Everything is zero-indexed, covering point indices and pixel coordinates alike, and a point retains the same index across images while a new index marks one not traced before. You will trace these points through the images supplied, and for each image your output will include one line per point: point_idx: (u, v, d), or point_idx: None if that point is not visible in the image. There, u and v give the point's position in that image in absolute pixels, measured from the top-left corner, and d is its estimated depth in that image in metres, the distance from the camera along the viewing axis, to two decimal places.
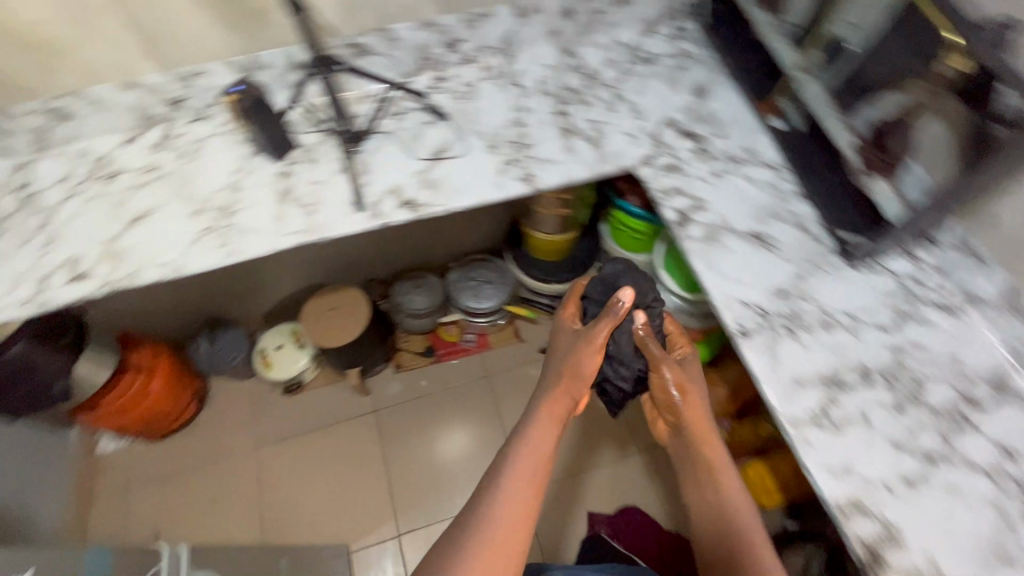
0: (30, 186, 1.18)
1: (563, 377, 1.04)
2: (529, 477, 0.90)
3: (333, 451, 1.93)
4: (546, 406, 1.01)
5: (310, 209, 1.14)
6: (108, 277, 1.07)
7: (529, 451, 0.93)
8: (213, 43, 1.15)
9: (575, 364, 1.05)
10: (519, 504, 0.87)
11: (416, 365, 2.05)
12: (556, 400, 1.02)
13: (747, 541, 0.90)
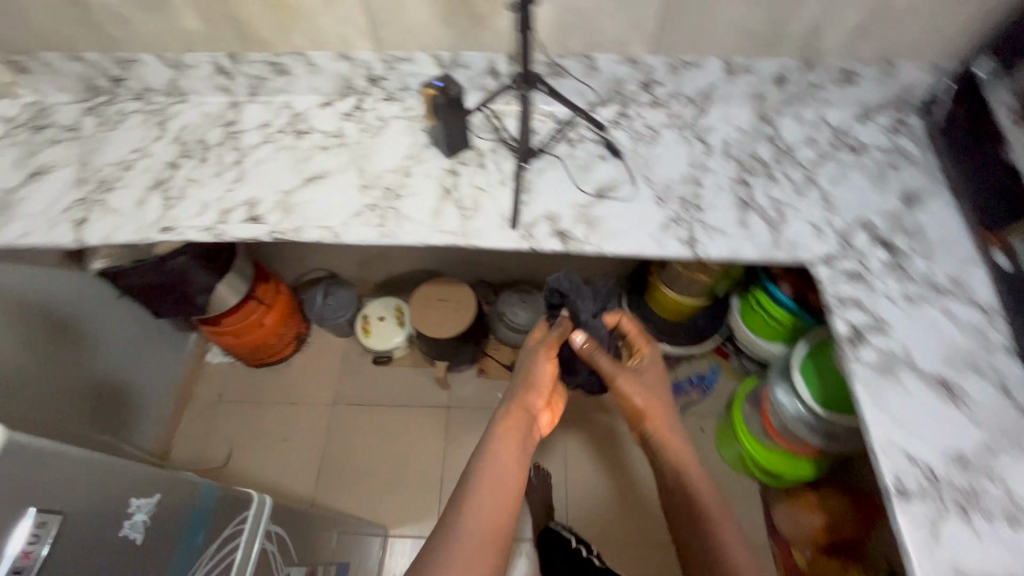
0: (237, 124, 1.31)
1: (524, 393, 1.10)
2: (497, 487, 0.92)
3: (387, 430, 1.99)
4: (509, 419, 1.05)
5: (467, 213, 1.16)
6: (277, 225, 1.14)
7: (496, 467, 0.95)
8: (428, 36, 1.17)
9: (534, 382, 1.13)
10: (490, 515, 0.89)
11: (498, 376, 2.02)
12: (517, 413, 1.06)
13: (716, 531, 0.98)
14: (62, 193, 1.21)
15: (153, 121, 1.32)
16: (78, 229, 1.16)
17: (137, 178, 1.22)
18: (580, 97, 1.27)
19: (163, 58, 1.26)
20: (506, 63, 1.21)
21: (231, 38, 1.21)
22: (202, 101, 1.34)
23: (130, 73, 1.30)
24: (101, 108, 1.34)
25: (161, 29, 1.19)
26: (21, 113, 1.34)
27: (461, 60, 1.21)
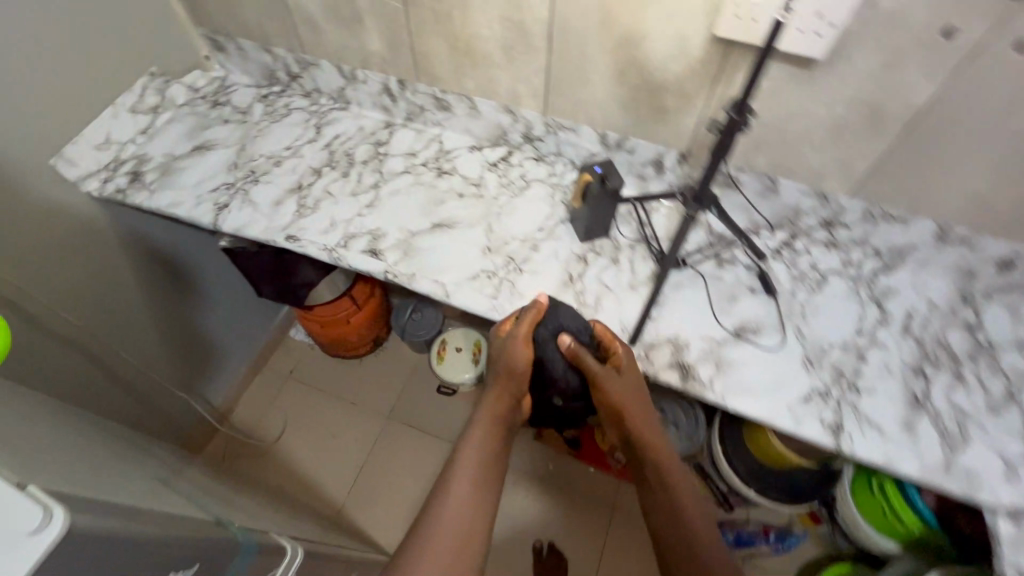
0: (386, 145, 1.30)
1: (498, 380, 0.98)
2: (477, 476, 0.91)
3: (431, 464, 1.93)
4: (486, 413, 0.96)
5: (585, 310, 1.06)
6: (394, 265, 1.11)
7: (474, 460, 0.92)
8: (603, 114, 1.08)
9: (506, 375, 0.97)
10: (467, 504, 0.88)
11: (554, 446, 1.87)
12: (493, 403, 0.97)
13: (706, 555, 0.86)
14: (216, 174, 1.26)
15: (312, 122, 1.35)
16: (217, 214, 1.19)
17: (282, 177, 1.25)
18: (744, 213, 1.13)
19: (340, 68, 1.28)
20: (673, 159, 1.11)
21: (406, 67, 1.20)
22: (361, 114, 1.36)
23: (307, 73, 1.35)
24: (273, 98, 1.40)
25: (347, 44, 1.21)
26: (206, 86, 1.43)
27: (627, 144, 1.12)
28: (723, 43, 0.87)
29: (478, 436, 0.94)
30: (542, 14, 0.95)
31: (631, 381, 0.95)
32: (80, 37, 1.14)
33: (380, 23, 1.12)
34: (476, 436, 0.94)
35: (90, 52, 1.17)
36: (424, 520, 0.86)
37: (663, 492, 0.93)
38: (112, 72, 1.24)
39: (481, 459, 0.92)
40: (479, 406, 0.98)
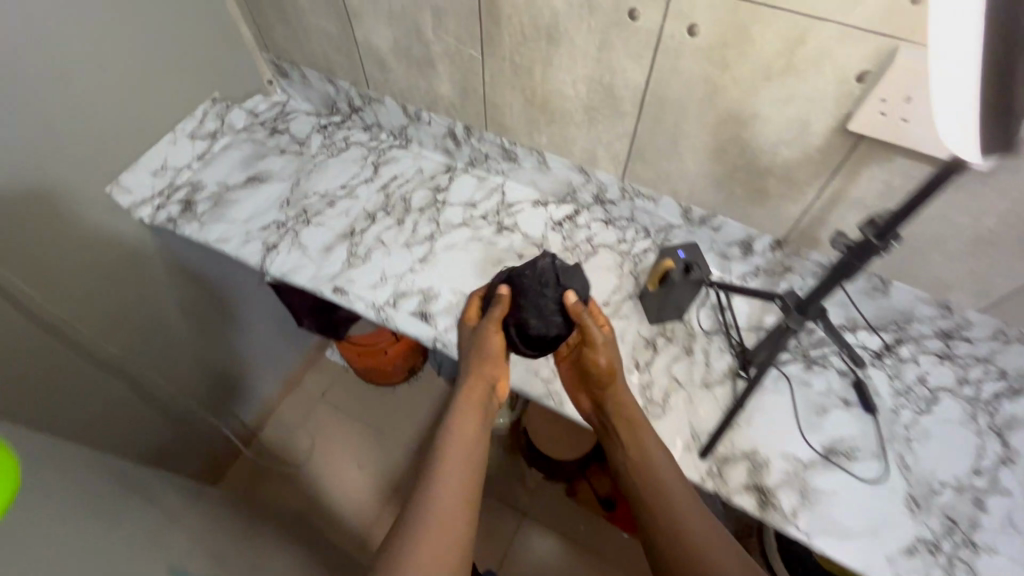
0: (445, 193, 1.22)
1: (474, 360, 0.86)
2: (465, 471, 0.77)
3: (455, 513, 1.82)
4: (467, 399, 0.85)
5: (651, 408, 0.94)
6: (445, 332, 1.02)
7: (460, 450, 0.79)
8: (690, 187, 0.97)
9: (480, 349, 0.85)
10: (461, 502, 0.75)
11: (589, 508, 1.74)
12: (472, 393, 0.85)
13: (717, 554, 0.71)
14: (268, 210, 1.21)
15: (370, 160, 1.28)
16: (266, 256, 1.14)
17: (335, 221, 1.18)
18: (839, 310, 1.01)
19: (404, 108, 1.21)
20: (766, 244, 0.99)
21: (475, 115, 1.11)
22: (421, 154, 1.28)
23: (369, 108, 1.28)
24: (331, 129, 1.34)
25: (415, 86, 1.13)
26: (266, 111, 1.39)
27: (713, 222, 1.00)
28: (851, 135, 0.74)
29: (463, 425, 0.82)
30: (635, 80, 0.85)
31: (614, 348, 0.86)
32: (143, 64, 1.11)
33: (452, 69, 1.04)
34: (461, 426, 0.82)
35: (151, 78, 1.14)
36: (399, 546, 0.69)
37: (648, 474, 0.81)
38: (171, 99, 1.20)
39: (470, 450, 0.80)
40: (457, 393, 0.86)
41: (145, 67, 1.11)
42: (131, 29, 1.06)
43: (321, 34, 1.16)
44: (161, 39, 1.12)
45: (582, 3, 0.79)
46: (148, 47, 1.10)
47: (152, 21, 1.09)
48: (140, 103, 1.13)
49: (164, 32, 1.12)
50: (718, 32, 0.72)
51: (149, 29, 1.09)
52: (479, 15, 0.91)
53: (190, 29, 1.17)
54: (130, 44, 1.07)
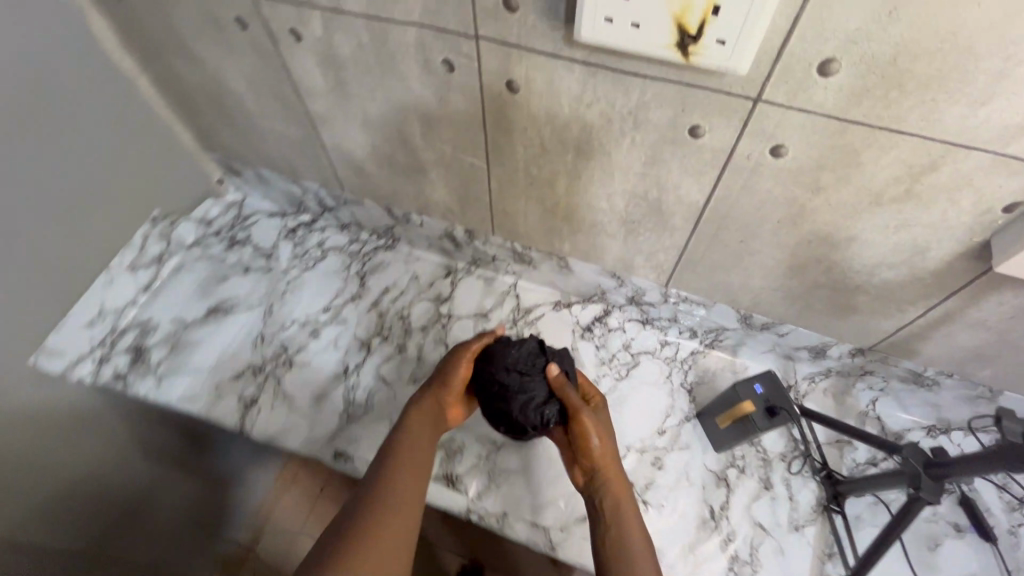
0: (449, 303, 1.04)
1: (441, 378, 0.78)
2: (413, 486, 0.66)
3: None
4: (418, 414, 0.75)
5: (738, 568, 0.79)
6: (479, 498, 0.85)
7: (413, 465, 0.68)
8: (753, 297, 0.81)
9: (446, 373, 0.78)
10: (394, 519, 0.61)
11: None
12: (425, 409, 0.75)
13: None
14: (239, 351, 1.00)
15: (354, 269, 1.08)
16: (244, 416, 0.94)
17: (322, 358, 0.99)
18: (926, 410, 0.88)
19: (389, 210, 1.01)
20: (843, 350, 0.84)
21: (478, 220, 0.93)
22: (412, 255, 1.09)
23: (344, 208, 1.08)
24: (301, 233, 1.14)
25: (401, 190, 0.94)
26: (220, 217, 1.17)
27: (781, 329, 0.86)
28: (980, 263, 0.59)
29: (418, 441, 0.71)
30: (691, 197, 0.68)
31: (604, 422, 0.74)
32: (58, 204, 0.88)
33: (448, 176, 0.85)
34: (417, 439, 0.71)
35: (71, 217, 0.91)
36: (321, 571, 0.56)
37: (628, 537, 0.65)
38: (100, 231, 0.98)
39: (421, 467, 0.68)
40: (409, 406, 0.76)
41: (62, 206, 0.89)
42: (37, 168, 0.83)
43: (277, 137, 0.95)
44: (77, 168, 0.90)
45: (627, 121, 0.62)
46: (63, 183, 0.88)
47: (63, 151, 0.86)
48: (59, 249, 0.91)
49: (80, 159, 0.89)
50: (813, 156, 0.56)
51: (61, 161, 0.87)
52: (483, 125, 0.72)
53: (114, 147, 0.94)
54: (38, 185, 0.84)
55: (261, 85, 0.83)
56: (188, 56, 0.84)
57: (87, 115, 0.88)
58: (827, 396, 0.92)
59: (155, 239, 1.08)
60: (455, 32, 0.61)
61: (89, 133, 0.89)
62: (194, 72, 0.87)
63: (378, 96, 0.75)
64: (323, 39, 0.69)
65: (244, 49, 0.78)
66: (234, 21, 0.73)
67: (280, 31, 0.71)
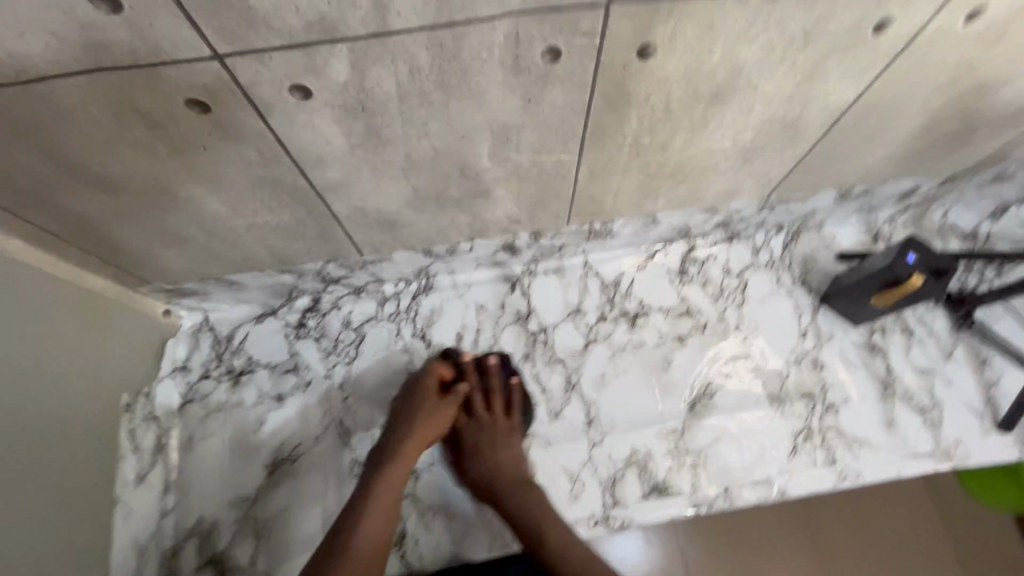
0: (534, 317, 0.90)
1: (422, 419, 0.75)
2: (387, 524, 0.68)
3: (801, 547, 1.06)
4: (419, 427, 0.75)
5: (930, 417, 0.84)
6: (698, 492, 0.80)
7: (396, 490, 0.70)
8: (862, 171, 0.77)
9: (437, 398, 0.78)
10: (378, 536, 0.67)
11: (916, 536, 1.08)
12: (428, 425, 0.75)
13: None
14: (341, 491, 0.81)
15: (409, 333, 0.89)
16: (403, 556, 0.77)
17: (444, 446, 0.82)
18: (990, 201, 0.94)
19: (427, 251, 0.81)
20: (933, 183, 0.86)
21: (550, 218, 0.77)
22: (461, 286, 0.91)
23: (361, 271, 0.85)
24: (315, 322, 0.89)
25: (449, 224, 0.74)
26: (194, 355, 0.88)
27: (875, 188, 0.85)
28: None
29: (394, 479, 0.71)
30: (841, 100, 0.59)
31: (496, 436, 0.78)
32: (16, 473, 0.58)
33: (520, 186, 0.68)
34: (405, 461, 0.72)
35: (36, 474, 0.61)
36: None
37: (536, 512, 0.72)
38: (80, 466, 0.68)
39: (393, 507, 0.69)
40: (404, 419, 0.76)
41: (20, 474, 0.58)
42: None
43: (258, 233, 0.68)
44: (11, 411, 0.58)
45: (799, 42, 0.49)
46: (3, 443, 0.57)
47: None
48: (47, 523, 0.62)
49: (9, 399, 0.58)
50: (1015, 6, 0.49)
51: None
52: (587, 110, 0.55)
53: (41, 351, 0.62)
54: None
55: (235, 177, 0.56)
56: (95, 184, 0.54)
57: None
58: (908, 229, 0.96)
59: (143, 428, 0.79)
60: (577, 6, 0.42)
61: (1, 356, 0.57)
62: (109, 201, 0.57)
63: (434, 128, 0.54)
64: (351, 81, 0.46)
65: (202, 141, 0.50)
66: (186, 105, 0.46)
67: (275, 95, 0.46)
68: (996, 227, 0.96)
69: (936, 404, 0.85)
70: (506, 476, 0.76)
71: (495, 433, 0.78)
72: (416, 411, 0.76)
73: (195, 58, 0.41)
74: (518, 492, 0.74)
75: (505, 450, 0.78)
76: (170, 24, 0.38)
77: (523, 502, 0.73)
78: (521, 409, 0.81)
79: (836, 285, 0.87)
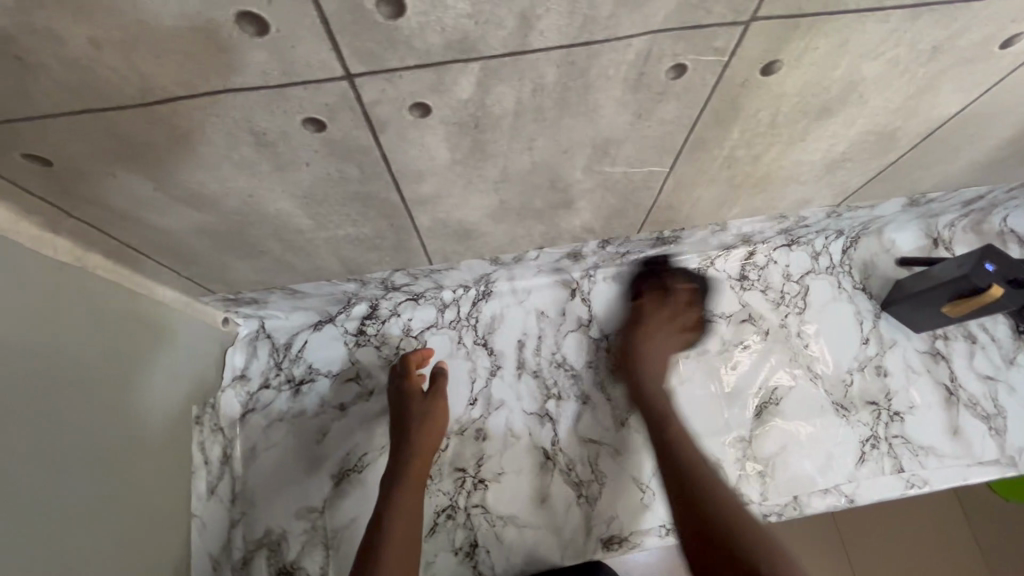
0: (595, 324, 0.89)
1: (421, 425, 0.75)
2: (413, 535, 0.67)
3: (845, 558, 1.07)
4: (419, 435, 0.74)
5: (994, 424, 0.84)
6: (768, 501, 0.80)
7: (411, 502, 0.69)
8: (939, 178, 0.77)
9: (430, 404, 0.77)
10: (403, 550, 0.64)
11: (950, 534, 1.10)
12: (427, 432, 0.75)
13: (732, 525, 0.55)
14: None
15: (470, 340, 0.88)
16: (475, 566, 0.77)
17: (511, 455, 0.82)
18: None
19: (495, 259, 0.80)
20: (999, 190, 0.86)
21: (623, 226, 0.76)
22: (521, 291, 0.90)
23: (424, 278, 0.84)
24: (375, 330, 0.88)
25: (524, 234, 0.73)
26: (252, 364, 0.86)
27: (944, 195, 0.84)
28: None
29: (409, 489, 0.70)
30: (944, 113, 0.58)
31: (665, 345, 0.79)
32: (104, 488, 0.57)
33: (604, 198, 0.66)
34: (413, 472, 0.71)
35: (123, 489, 0.60)
36: None
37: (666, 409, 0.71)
38: (158, 479, 0.67)
39: (416, 516, 0.69)
40: (402, 429, 0.75)
41: (104, 492, 0.57)
42: (53, 471, 0.51)
43: (335, 245, 0.67)
44: (96, 429, 0.57)
45: (923, 59, 0.48)
46: (89, 463, 0.55)
47: (70, 425, 0.53)
48: (131, 539, 0.61)
49: (93, 417, 0.56)
50: None
51: (76, 438, 0.54)
52: (693, 125, 0.54)
53: (121, 366, 0.61)
54: (69, 492, 0.52)
55: (330, 192, 0.55)
56: (189, 200, 0.52)
57: (75, 351, 0.54)
58: (968, 234, 0.95)
59: (211, 440, 0.78)
60: (719, 25, 0.41)
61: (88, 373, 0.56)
62: (198, 216, 0.55)
63: (539, 144, 0.52)
64: (473, 99, 0.44)
65: (307, 158, 0.49)
66: (302, 124, 0.44)
67: (394, 113, 0.44)
68: None
69: (999, 410, 0.85)
70: (653, 363, 0.76)
71: (652, 325, 0.80)
72: (412, 419, 0.75)
73: (328, 78, 0.39)
74: (653, 379, 0.75)
75: (662, 347, 0.78)
76: (312, 43, 0.36)
77: (653, 381, 0.74)
78: (673, 303, 0.83)
79: (901, 292, 0.86)
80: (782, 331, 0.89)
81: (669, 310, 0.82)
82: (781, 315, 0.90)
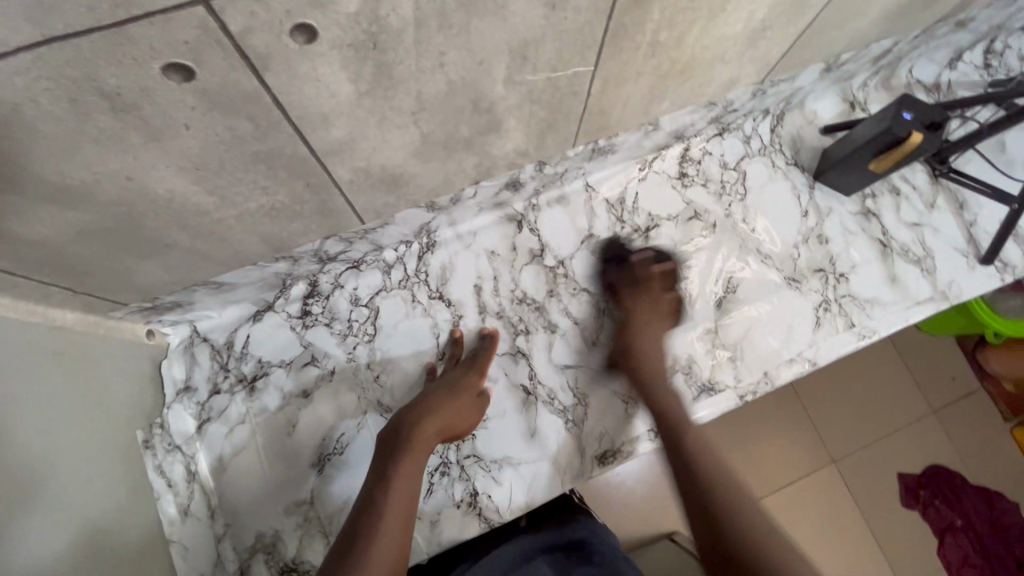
0: (548, 252, 0.87)
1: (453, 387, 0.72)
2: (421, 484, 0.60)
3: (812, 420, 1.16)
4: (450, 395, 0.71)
5: (925, 265, 0.90)
6: (741, 383, 0.83)
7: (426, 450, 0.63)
8: (853, 36, 0.77)
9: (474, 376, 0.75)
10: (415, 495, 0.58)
11: (896, 377, 1.20)
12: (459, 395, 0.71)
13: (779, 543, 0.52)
14: None
15: (425, 296, 0.84)
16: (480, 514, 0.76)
17: (492, 400, 0.81)
18: (949, 49, 0.97)
19: (431, 205, 0.75)
20: (904, 40, 0.88)
21: (558, 143, 0.72)
22: (466, 235, 0.86)
23: (361, 241, 0.78)
24: (321, 307, 0.82)
25: (457, 169, 0.68)
26: (194, 373, 0.78)
27: (857, 54, 0.85)
28: None
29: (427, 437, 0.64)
30: None
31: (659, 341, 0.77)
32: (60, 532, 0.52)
33: (532, 112, 0.62)
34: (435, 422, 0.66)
35: (85, 526, 0.55)
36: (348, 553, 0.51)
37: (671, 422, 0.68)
38: (118, 513, 0.61)
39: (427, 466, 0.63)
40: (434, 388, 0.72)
41: (71, 527, 0.53)
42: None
43: (250, 221, 0.59)
44: (40, 465, 0.52)
45: None
46: (43, 500, 0.51)
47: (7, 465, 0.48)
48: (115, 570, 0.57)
49: (30, 456, 0.51)
50: None
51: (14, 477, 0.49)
52: (611, 11, 0.50)
53: (44, 403, 0.54)
54: (17, 542, 0.47)
55: (225, 157, 0.47)
56: (53, 196, 0.43)
57: None
58: (880, 91, 0.98)
59: (169, 461, 0.72)
60: None
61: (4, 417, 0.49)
62: (72, 215, 0.47)
63: (450, 57, 0.47)
64: (364, 10, 0.38)
65: (185, 118, 0.41)
66: (163, 73, 0.36)
67: (274, 42, 0.37)
68: (954, 74, 0.99)
69: (929, 252, 0.91)
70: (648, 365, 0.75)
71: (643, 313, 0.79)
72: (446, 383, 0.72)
73: (176, 5, 0.32)
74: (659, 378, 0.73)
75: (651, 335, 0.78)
76: None
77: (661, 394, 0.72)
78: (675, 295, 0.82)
79: (830, 158, 0.88)
80: (729, 221, 0.90)
81: (660, 294, 0.81)
82: (724, 205, 0.91)
